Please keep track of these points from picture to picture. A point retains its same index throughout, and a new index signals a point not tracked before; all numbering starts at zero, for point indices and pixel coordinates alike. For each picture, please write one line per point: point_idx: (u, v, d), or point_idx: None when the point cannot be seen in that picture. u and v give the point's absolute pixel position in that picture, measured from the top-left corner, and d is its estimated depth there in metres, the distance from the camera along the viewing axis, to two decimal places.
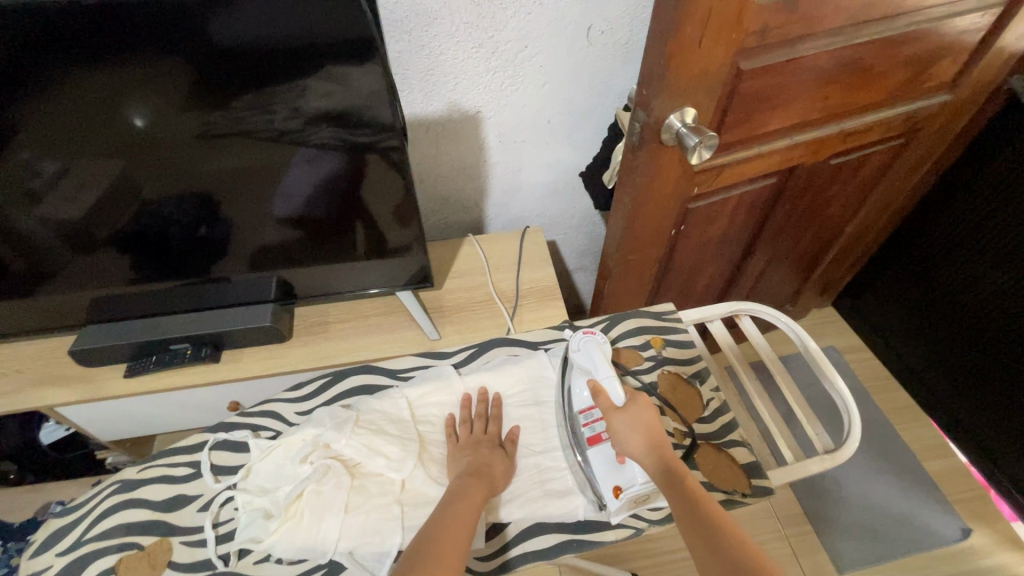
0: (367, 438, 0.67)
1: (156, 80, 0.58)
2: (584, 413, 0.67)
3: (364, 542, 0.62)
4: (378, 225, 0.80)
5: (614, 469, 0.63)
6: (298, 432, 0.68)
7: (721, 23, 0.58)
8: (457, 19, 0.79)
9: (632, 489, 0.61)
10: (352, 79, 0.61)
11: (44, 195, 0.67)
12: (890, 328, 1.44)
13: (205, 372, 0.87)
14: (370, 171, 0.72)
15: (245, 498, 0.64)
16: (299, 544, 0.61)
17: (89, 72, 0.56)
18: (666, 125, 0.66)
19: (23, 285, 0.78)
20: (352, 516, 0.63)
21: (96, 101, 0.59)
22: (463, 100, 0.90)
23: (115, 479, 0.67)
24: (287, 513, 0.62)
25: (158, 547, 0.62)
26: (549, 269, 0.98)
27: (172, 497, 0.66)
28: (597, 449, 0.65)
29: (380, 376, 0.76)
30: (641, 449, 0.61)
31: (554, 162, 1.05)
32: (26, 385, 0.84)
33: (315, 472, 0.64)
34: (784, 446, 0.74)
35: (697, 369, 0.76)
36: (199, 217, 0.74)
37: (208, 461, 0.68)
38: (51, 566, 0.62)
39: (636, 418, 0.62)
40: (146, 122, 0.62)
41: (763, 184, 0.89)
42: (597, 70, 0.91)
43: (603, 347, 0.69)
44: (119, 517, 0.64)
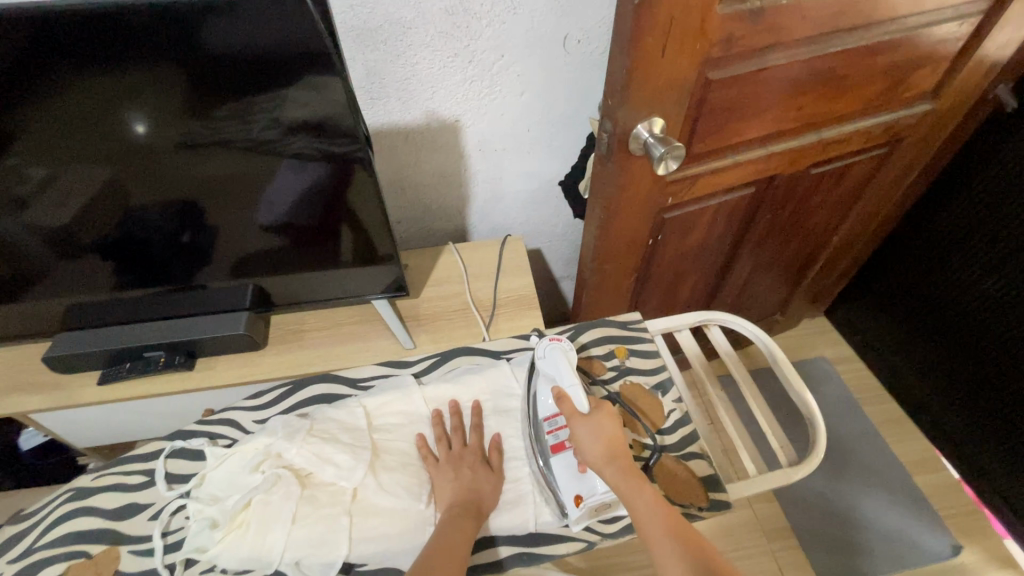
0: (318, 448, 0.66)
1: (154, 87, 0.59)
2: (549, 421, 0.66)
3: (310, 553, 0.61)
4: (368, 231, 0.80)
5: (575, 478, 0.63)
6: (251, 441, 0.68)
7: (683, 34, 0.57)
8: (431, 29, 0.80)
9: (592, 498, 0.62)
10: (327, 89, 0.61)
11: (31, 201, 0.68)
12: (882, 340, 1.42)
13: (180, 380, 0.87)
14: (354, 185, 0.73)
15: (196, 507, 0.64)
16: (242, 555, 0.61)
17: (89, 78, 0.57)
18: (633, 135, 0.65)
19: (8, 292, 0.79)
20: (299, 527, 0.62)
21: (90, 110, 0.60)
22: (441, 109, 0.90)
23: (69, 486, 0.67)
24: (233, 523, 0.62)
25: (106, 555, 0.62)
26: (527, 279, 0.98)
27: (124, 505, 0.66)
28: (560, 456, 0.65)
29: (340, 385, 0.77)
30: (601, 458, 0.60)
31: (536, 171, 1.05)
32: (0, 392, 0.85)
33: (264, 482, 0.64)
34: (748, 458, 0.74)
35: (659, 379, 0.76)
36: (183, 224, 0.74)
37: (163, 469, 0.68)
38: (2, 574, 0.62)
39: (598, 426, 0.61)
40: (149, 127, 0.62)
41: (742, 193, 0.89)
42: (575, 78, 0.91)
43: (569, 354, 0.67)
44: (70, 525, 0.64)
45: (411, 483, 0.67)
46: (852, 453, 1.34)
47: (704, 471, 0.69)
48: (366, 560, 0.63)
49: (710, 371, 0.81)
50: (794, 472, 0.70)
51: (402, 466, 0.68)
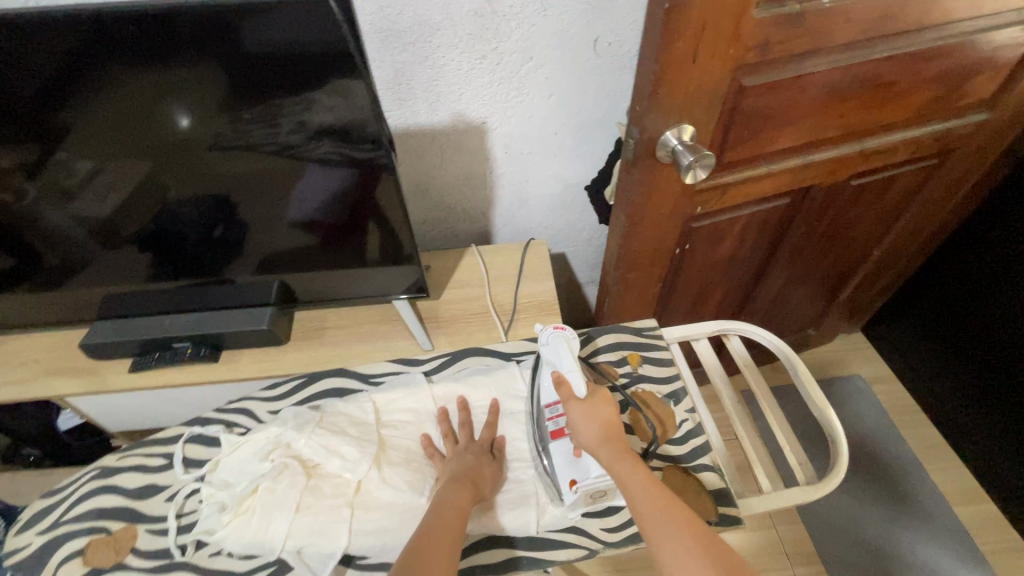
0: (325, 439, 0.67)
1: (192, 87, 0.60)
2: (549, 408, 0.66)
3: (312, 542, 0.62)
4: (393, 231, 0.80)
5: (570, 463, 0.62)
6: (262, 430, 0.69)
7: (716, 38, 0.55)
8: (460, 31, 0.79)
9: (586, 483, 0.60)
10: (354, 92, 0.61)
11: (77, 193, 0.70)
12: (924, 360, 1.35)
13: (205, 371, 0.89)
14: (380, 191, 0.73)
15: (208, 491, 0.65)
16: (246, 540, 0.62)
17: (132, 76, 0.59)
18: (661, 142, 0.63)
19: (52, 278, 0.82)
20: (301, 517, 0.63)
21: (135, 107, 0.62)
22: (467, 110, 0.90)
23: (95, 465, 0.70)
24: (240, 508, 0.63)
25: (124, 533, 0.64)
26: (548, 283, 0.96)
27: (144, 485, 0.68)
28: (559, 442, 0.64)
29: (352, 380, 0.77)
30: (595, 440, 0.59)
31: (562, 175, 1.04)
32: (40, 374, 0.88)
33: (271, 470, 0.65)
34: (763, 473, 0.70)
35: (672, 389, 0.74)
36: (216, 219, 0.76)
37: (181, 454, 0.70)
38: (30, 544, 0.64)
39: (593, 410, 0.60)
40: (190, 123, 0.64)
41: (775, 204, 0.85)
42: (604, 81, 0.89)
43: (571, 342, 0.63)
44: (93, 502, 0.66)
45: (413, 478, 0.66)
46: (884, 478, 1.28)
47: (714, 484, 0.67)
48: (365, 553, 0.62)
49: (725, 378, 0.78)
50: (812, 490, 0.66)
51: (406, 462, 0.68)
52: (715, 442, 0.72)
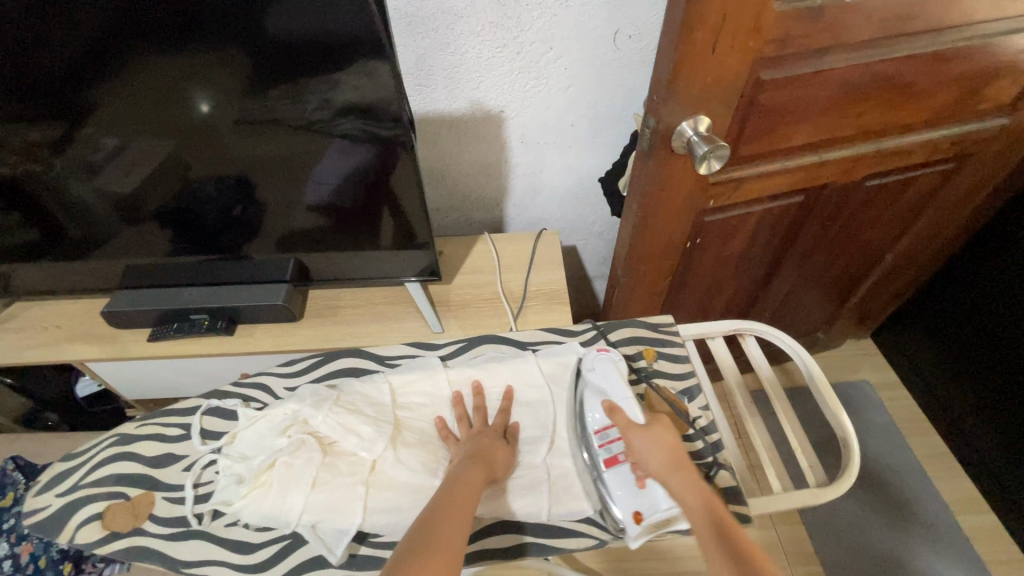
0: (344, 420, 0.68)
1: (217, 68, 0.62)
2: (600, 434, 0.64)
3: (326, 517, 0.63)
4: (407, 216, 0.82)
5: (635, 493, 0.61)
6: (280, 405, 0.70)
7: (736, 31, 0.56)
8: (482, 19, 0.80)
9: (655, 514, 0.59)
10: (382, 74, 0.63)
11: (101, 168, 0.73)
12: (933, 368, 1.34)
13: (221, 343, 0.90)
14: (398, 172, 0.75)
15: (225, 462, 0.67)
16: (263, 512, 0.63)
17: (159, 57, 0.61)
18: (677, 132, 0.64)
19: (75, 249, 0.85)
20: (316, 492, 0.64)
21: (161, 88, 0.64)
22: (486, 99, 0.91)
23: (113, 432, 0.71)
24: (257, 481, 0.65)
25: (143, 499, 0.66)
26: (561, 274, 0.97)
27: (161, 454, 0.70)
28: (614, 471, 0.62)
29: (368, 361, 0.77)
30: (665, 467, 0.59)
31: (576, 168, 1.04)
32: (62, 340, 0.91)
33: (289, 445, 0.66)
34: (773, 474, 0.70)
35: (686, 385, 0.74)
36: (235, 198, 0.78)
37: (198, 425, 0.71)
38: (49, 506, 0.66)
39: (656, 436, 0.61)
40: (211, 106, 0.66)
41: (789, 202, 0.85)
42: (622, 74, 0.89)
43: (618, 364, 0.68)
44: (112, 468, 0.68)
45: (428, 459, 0.67)
46: (889, 485, 1.28)
47: (726, 482, 0.66)
48: (379, 532, 0.64)
49: (739, 380, 0.78)
50: (821, 493, 0.66)
51: (421, 444, 0.69)
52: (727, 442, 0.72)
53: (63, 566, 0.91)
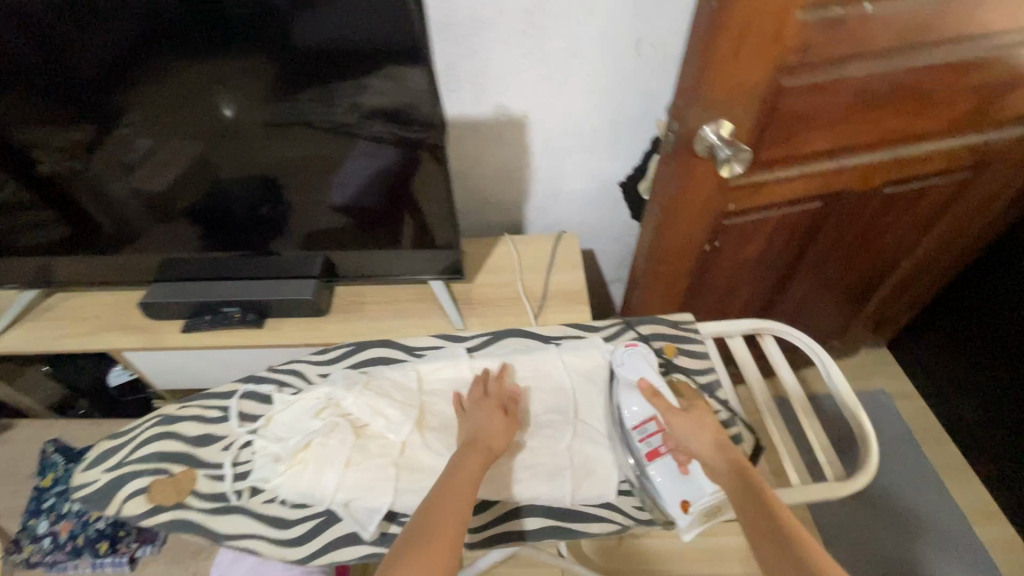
0: (371, 402, 0.70)
1: (240, 75, 0.68)
2: (639, 429, 0.67)
3: (360, 496, 0.65)
4: (429, 225, 0.86)
5: (681, 481, 0.64)
6: (314, 389, 0.71)
7: (759, 39, 0.58)
8: (509, 27, 0.84)
9: (702, 501, 0.63)
10: (410, 79, 0.66)
11: (136, 168, 0.78)
12: (950, 378, 1.34)
13: (250, 336, 0.93)
14: (423, 171, 0.77)
15: (262, 443, 0.68)
16: (300, 489, 0.65)
17: (187, 66, 0.67)
18: (698, 136, 0.66)
19: (112, 244, 0.89)
20: (350, 472, 0.66)
21: (190, 93, 0.69)
22: (511, 104, 0.94)
23: (158, 413, 0.71)
24: (294, 459, 0.67)
25: (186, 476, 0.66)
26: (580, 274, 0.99)
27: (203, 434, 0.69)
28: (657, 464, 0.65)
29: (396, 351, 0.77)
30: (711, 450, 0.62)
31: (595, 172, 1.06)
32: (100, 329, 0.94)
33: (323, 427, 0.68)
34: (792, 466, 0.70)
35: (705, 380, 0.75)
36: (263, 198, 0.83)
37: (236, 408, 0.71)
38: (97, 481, 0.67)
39: (700, 422, 0.64)
40: (233, 111, 0.71)
41: (808, 207, 0.87)
42: (643, 81, 0.92)
43: (648, 357, 0.72)
44: (156, 446, 0.68)
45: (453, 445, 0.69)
46: (905, 494, 1.27)
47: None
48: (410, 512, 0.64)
49: (760, 377, 0.78)
50: (839, 487, 0.65)
51: (446, 429, 0.71)
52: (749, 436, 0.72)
53: (98, 546, 0.91)
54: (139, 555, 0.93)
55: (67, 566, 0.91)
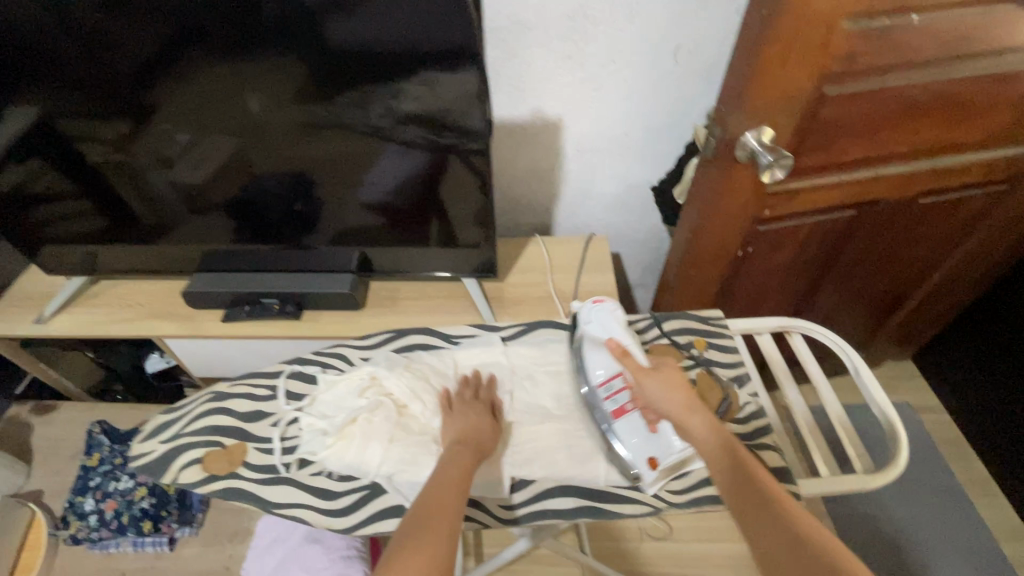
0: (418, 382, 0.68)
1: (272, 73, 0.70)
2: (605, 387, 0.64)
3: (402, 470, 0.61)
4: (452, 222, 0.89)
5: (648, 439, 0.61)
6: (359, 368, 0.70)
7: (806, 48, 0.59)
8: (550, 32, 0.85)
9: (669, 457, 0.60)
10: (443, 84, 0.70)
11: (176, 160, 0.81)
12: (977, 393, 1.32)
13: (288, 327, 0.96)
14: (450, 174, 0.81)
15: (307, 419, 0.66)
16: (346, 461, 0.63)
17: (219, 65, 0.70)
18: (740, 142, 0.67)
19: (153, 231, 0.92)
20: (394, 446, 0.63)
21: (223, 88, 0.72)
22: (547, 107, 0.96)
23: (208, 389, 0.70)
24: (342, 433, 0.64)
25: (237, 448, 0.64)
26: (610, 275, 1.01)
27: (253, 410, 0.67)
28: (623, 421, 0.62)
29: (435, 338, 0.76)
30: (682, 411, 0.56)
31: (626, 176, 1.07)
32: (143, 316, 0.97)
33: (369, 403, 0.66)
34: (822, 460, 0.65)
35: (736, 371, 0.67)
36: (297, 193, 0.85)
37: (283, 387, 0.69)
38: (154, 451, 0.65)
39: (668, 378, 0.58)
40: (261, 107, 0.74)
41: (842, 215, 0.87)
42: (678, 88, 0.93)
43: (618, 314, 0.66)
44: (208, 420, 0.66)
45: None
46: (930, 507, 1.26)
47: (773, 461, 0.60)
48: None
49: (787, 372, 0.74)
50: (869, 479, 0.58)
51: None
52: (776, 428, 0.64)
53: (142, 525, 0.93)
54: (177, 536, 0.95)
55: (110, 543, 0.94)
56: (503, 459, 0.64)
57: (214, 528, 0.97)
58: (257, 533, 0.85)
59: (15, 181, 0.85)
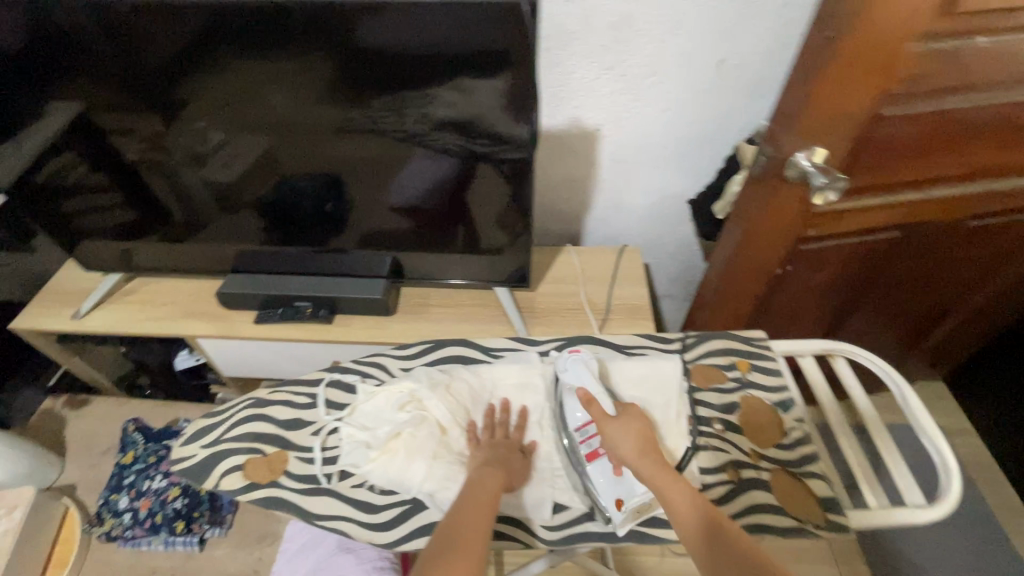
0: (457, 404, 0.67)
1: (303, 73, 0.70)
2: (580, 431, 0.64)
3: (443, 488, 0.62)
4: (477, 227, 0.88)
5: (613, 481, 0.60)
6: (397, 382, 0.68)
7: (867, 69, 0.57)
8: (593, 42, 0.85)
9: (633, 500, 0.59)
10: (479, 91, 0.69)
11: (208, 159, 0.81)
12: (1012, 418, 1.29)
13: (319, 331, 0.96)
14: (478, 178, 0.80)
15: (348, 431, 0.66)
16: (389, 477, 0.63)
17: (248, 62, 0.69)
18: (790, 162, 0.65)
19: (186, 229, 0.92)
20: (437, 463, 0.63)
21: (252, 85, 0.71)
22: (585, 117, 0.95)
23: (248, 395, 0.70)
24: (385, 447, 0.64)
25: (277, 457, 0.65)
26: (642, 288, 1.00)
27: (293, 418, 0.68)
28: (595, 464, 0.62)
29: (475, 351, 0.74)
30: (638, 458, 0.57)
31: (661, 187, 1.06)
32: (177, 315, 0.98)
33: (412, 419, 0.65)
34: (869, 491, 0.63)
35: (782, 397, 0.65)
36: (328, 195, 0.85)
37: (323, 396, 0.69)
38: (194, 456, 0.66)
39: (628, 427, 0.59)
40: (287, 104, 0.73)
41: (885, 236, 0.85)
42: (721, 101, 0.91)
43: (590, 364, 0.65)
44: (248, 427, 0.67)
45: None
46: (961, 535, 1.22)
47: (822, 491, 0.58)
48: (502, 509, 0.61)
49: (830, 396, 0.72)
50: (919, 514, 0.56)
51: None
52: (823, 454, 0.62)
53: (175, 524, 0.94)
54: (208, 536, 0.96)
55: (143, 541, 0.95)
56: (544, 480, 0.63)
57: (243, 528, 0.98)
58: (286, 538, 0.85)
59: (50, 175, 0.84)
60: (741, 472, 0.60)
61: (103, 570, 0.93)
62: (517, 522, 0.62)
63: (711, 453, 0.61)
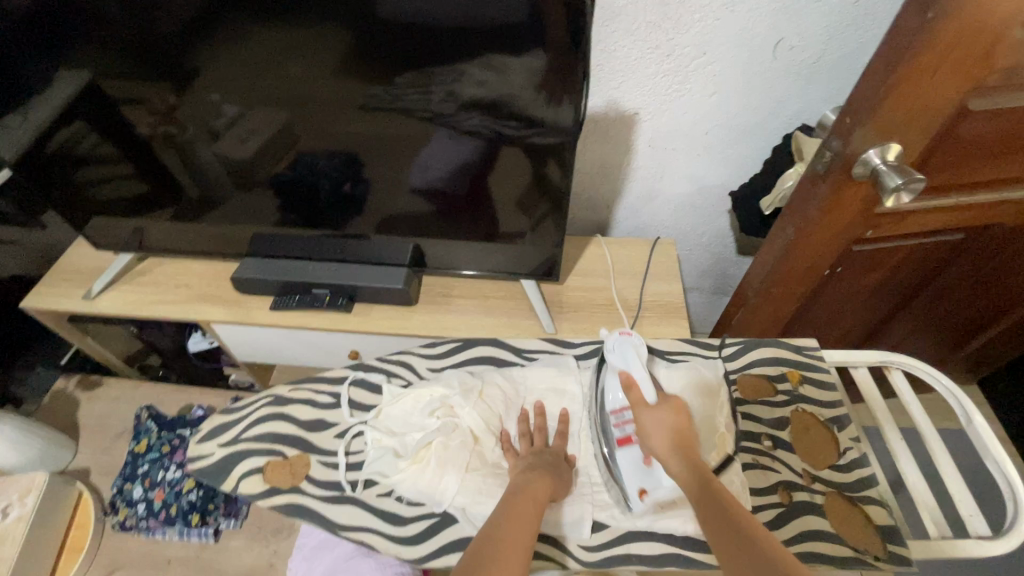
0: (490, 411, 0.67)
1: (320, 42, 0.64)
2: (616, 414, 0.62)
3: (476, 502, 0.61)
4: (500, 210, 0.82)
5: (641, 470, 0.60)
6: (428, 386, 0.69)
7: (964, 58, 0.51)
8: (639, 18, 0.77)
9: (658, 492, 0.59)
10: (511, 69, 0.64)
11: (222, 133, 0.76)
12: None
13: (338, 320, 0.92)
14: (504, 161, 0.74)
15: (375, 435, 0.66)
16: (419, 488, 0.62)
17: (262, 28, 0.63)
18: (861, 159, 0.60)
19: (198, 209, 0.88)
20: (471, 475, 0.63)
21: (268, 55, 0.66)
22: (624, 99, 0.88)
23: (268, 393, 0.72)
24: (415, 457, 0.64)
25: (299, 460, 0.66)
26: (678, 286, 0.95)
27: (314, 419, 0.69)
28: (626, 450, 0.61)
29: (506, 353, 0.74)
30: (667, 448, 0.56)
31: (698, 176, 1.00)
32: (191, 299, 0.95)
33: (443, 426, 0.65)
34: (928, 514, 0.58)
35: (835, 413, 0.66)
36: (346, 175, 0.80)
37: (347, 395, 0.70)
38: (213, 454, 0.68)
39: (664, 417, 0.57)
40: (302, 75, 0.67)
41: (946, 238, 0.79)
42: (773, 87, 0.85)
43: (640, 348, 0.62)
44: (269, 426, 0.68)
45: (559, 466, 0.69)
46: None
47: (882, 519, 0.58)
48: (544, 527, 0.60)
49: (884, 407, 0.65)
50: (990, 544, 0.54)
51: None
52: (880, 477, 0.62)
53: (190, 517, 0.93)
54: (222, 528, 0.95)
55: (157, 532, 0.94)
56: (584, 497, 0.62)
57: (258, 519, 0.96)
58: (302, 535, 0.83)
59: (59, 145, 0.79)
60: (793, 493, 0.61)
61: (118, 558, 0.93)
62: (551, 540, 0.60)
63: (761, 471, 0.63)
